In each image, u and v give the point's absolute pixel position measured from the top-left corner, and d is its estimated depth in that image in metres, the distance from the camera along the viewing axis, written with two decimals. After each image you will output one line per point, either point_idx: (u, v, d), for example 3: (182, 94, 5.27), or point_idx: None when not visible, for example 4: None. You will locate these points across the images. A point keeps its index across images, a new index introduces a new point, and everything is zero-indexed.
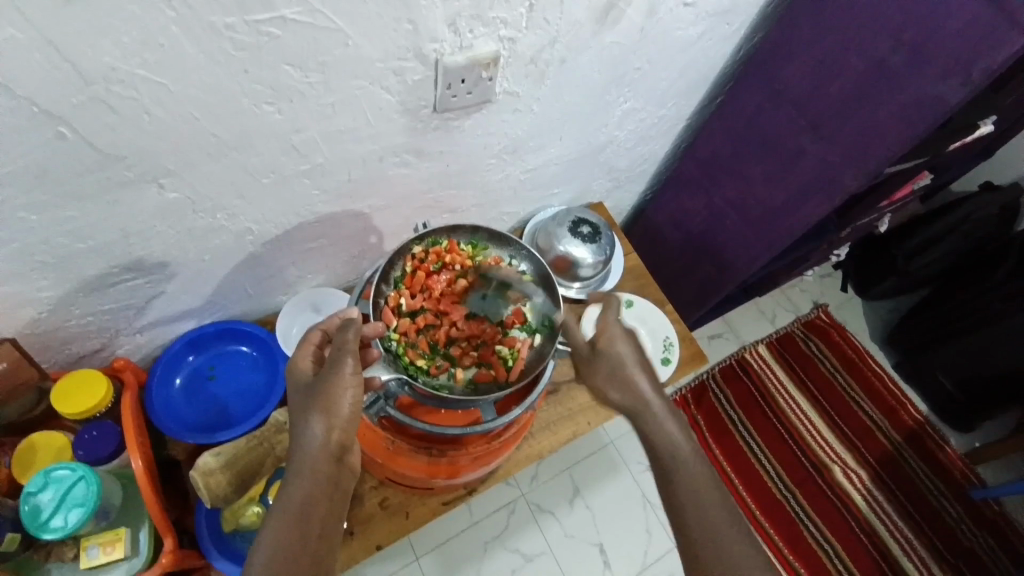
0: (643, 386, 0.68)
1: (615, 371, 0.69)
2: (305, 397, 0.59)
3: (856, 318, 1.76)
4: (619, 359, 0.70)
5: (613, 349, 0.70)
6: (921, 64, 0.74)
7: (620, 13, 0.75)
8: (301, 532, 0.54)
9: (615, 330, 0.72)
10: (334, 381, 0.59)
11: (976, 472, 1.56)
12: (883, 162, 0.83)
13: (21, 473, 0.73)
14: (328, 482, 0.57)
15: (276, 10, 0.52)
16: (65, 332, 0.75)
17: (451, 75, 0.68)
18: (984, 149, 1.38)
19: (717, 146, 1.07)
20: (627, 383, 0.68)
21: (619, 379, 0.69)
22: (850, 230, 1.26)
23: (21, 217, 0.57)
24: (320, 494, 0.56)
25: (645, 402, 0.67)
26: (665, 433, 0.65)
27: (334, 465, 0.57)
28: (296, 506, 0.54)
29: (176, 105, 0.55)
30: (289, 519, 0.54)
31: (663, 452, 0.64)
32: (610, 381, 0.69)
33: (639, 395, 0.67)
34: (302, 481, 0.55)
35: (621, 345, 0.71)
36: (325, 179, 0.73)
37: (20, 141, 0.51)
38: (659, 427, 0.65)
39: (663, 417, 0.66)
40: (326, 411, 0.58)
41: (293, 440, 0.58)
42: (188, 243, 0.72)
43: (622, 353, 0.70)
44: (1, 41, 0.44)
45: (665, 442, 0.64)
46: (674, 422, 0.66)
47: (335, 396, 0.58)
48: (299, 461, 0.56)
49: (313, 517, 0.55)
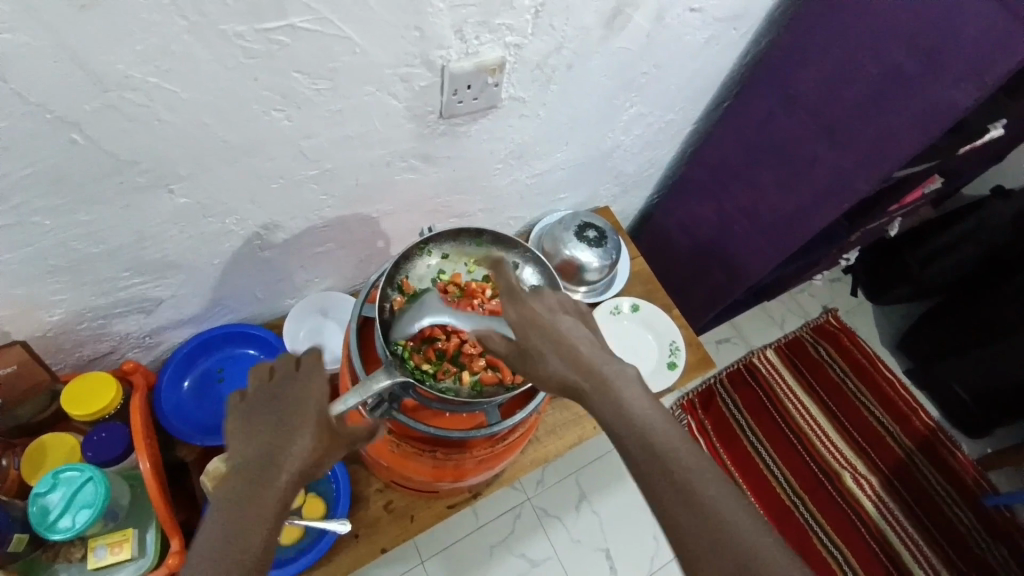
0: (587, 352, 0.56)
1: (552, 340, 0.56)
2: (267, 401, 0.54)
3: (866, 323, 1.74)
4: (542, 329, 0.57)
5: (548, 320, 0.58)
6: (935, 71, 0.74)
7: (627, 18, 0.76)
8: (242, 545, 0.48)
9: (548, 302, 0.59)
10: (302, 388, 0.54)
11: (987, 479, 1.54)
12: (895, 167, 0.82)
13: (31, 474, 0.74)
14: (288, 492, 0.51)
15: (287, 18, 0.52)
16: (78, 335, 0.76)
17: (458, 81, 0.69)
18: (997, 152, 1.37)
19: (725, 151, 1.06)
20: (570, 352, 0.56)
21: (560, 350, 0.56)
22: (860, 234, 1.26)
23: (35, 222, 0.58)
24: (276, 505, 0.50)
25: (592, 371, 0.54)
26: (616, 403, 0.53)
27: (296, 476, 0.51)
28: (244, 517, 0.49)
29: (187, 111, 0.56)
30: (230, 529, 0.48)
31: (615, 426, 0.52)
32: (550, 355, 0.56)
33: (583, 361, 0.55)
34: (257, 488, 0.49)
35: (551, 316, 0.58)
36: (333, 184, 0.74)
37: (34, 148, 0.52)
38: (609, 398, 0.53)
39: (614, 379, 0.54)
40: (290, 418, 0.53)
41: (245, 444, 0.52)
42: (199, 247, 0.73)
43: (555, 322, 0.57)
44: (15, 48, 0.45)
45: (619, 414, 0.52)
46: (629, 388, 0.54)
47: (300, 402, 0.54)
48: (250, 466, 0.50)
49: (262, 530, 0.49)
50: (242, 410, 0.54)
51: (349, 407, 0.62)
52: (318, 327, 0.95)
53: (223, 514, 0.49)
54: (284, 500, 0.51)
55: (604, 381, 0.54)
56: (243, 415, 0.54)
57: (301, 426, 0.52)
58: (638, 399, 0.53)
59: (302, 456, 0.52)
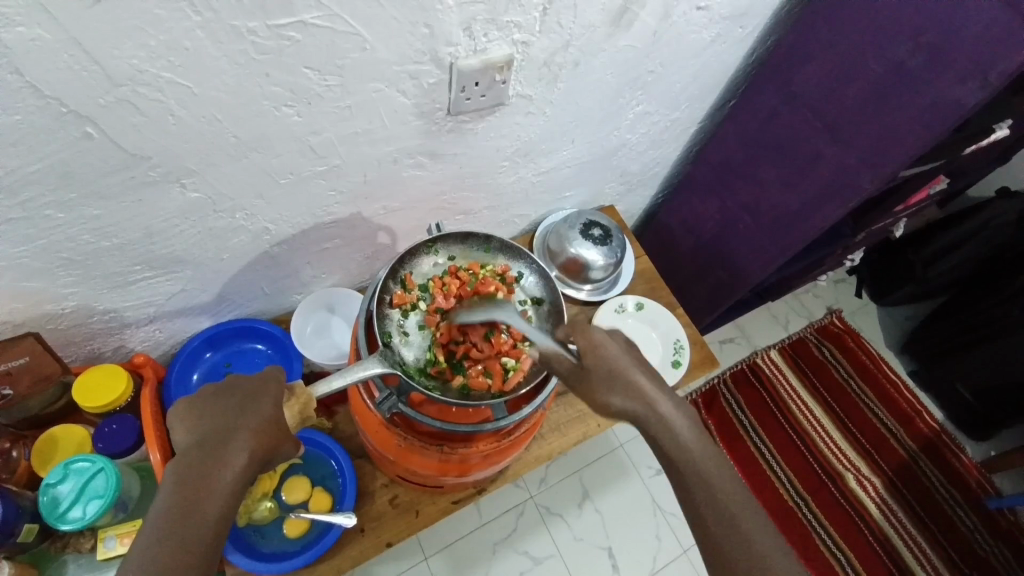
0: (646, 386, 0.62)
1: (614, 374, 0.61)
2: (224, 390, 0.58)
3: (871, 324, 1.74)
4: (613, 364, 0.62)
5: (603, 356, 0.62)
6: (938, 67, 0.74)
7: (633, 16, 0.76)
8: (196, 515, 0.51)
9: (598, 334, 0.64)
10: (258, 382, 0.59)
11: (991, 481, 1.53)
12: (900, 166, 0.83)
13: (41, 465, 0.75)
14: (245, 471, 0.54)
15: (296, 14, 0.53)
16: (87, 328, 0.77)
17: (465, 78, 0.69)
18: (1002, 153, 1.36)
19: (729, 150, 1.07)
20: (630, 387, 0.61)
21: (621, 383, 0.61)
22: (865, 234, 1.26)
23: (48, 215, 0.59)
24: (231, 482, 0.53)
25: (651, 406, 0.61)
26: (674, 435, 0.61)
27: (254, 458, 0.55)
28: (176, 492, 0.51)
29: (198, 107, 0.57)
30: (186, 500, 0.51)
31: (676, 452, 0.61)
32: (617, 394, 0.61)
33: (643, 396, 0.62)
34: (214, 464, 0.53)
35: (610, 349, 0.63)
36: (340, 180, 0.75)
37: (48, 141, 0.53)
38: (669, 430, 0.61)
39: (670, 416, 0.62)
40: (245, 404, 0.57)
41: (200, 426, 0.55)
42: (208, 242, 0.74)
43: (613, 358, 0.62)
44: (29, 41, 0.45)
45: (678, 443, 0.61)
46: (682, 420, 0.62)
47: (254, 392, 0.58)
48: (202, 444, 0.54)
49: (217, 503, 0.52)
50: (198, 398, 0.58)
51: (334, 389, 0.59)
52: (324, 323, 0.96)
53: (172, 486, 0.51)
54: (241, 479, 0.54)
55: (659, 416, 0.62)
56: (200, 402, 0.57)
57: (254, 409, 0.56)
58: (689, 429, 0.62)
59: (258, 439, 0.55)
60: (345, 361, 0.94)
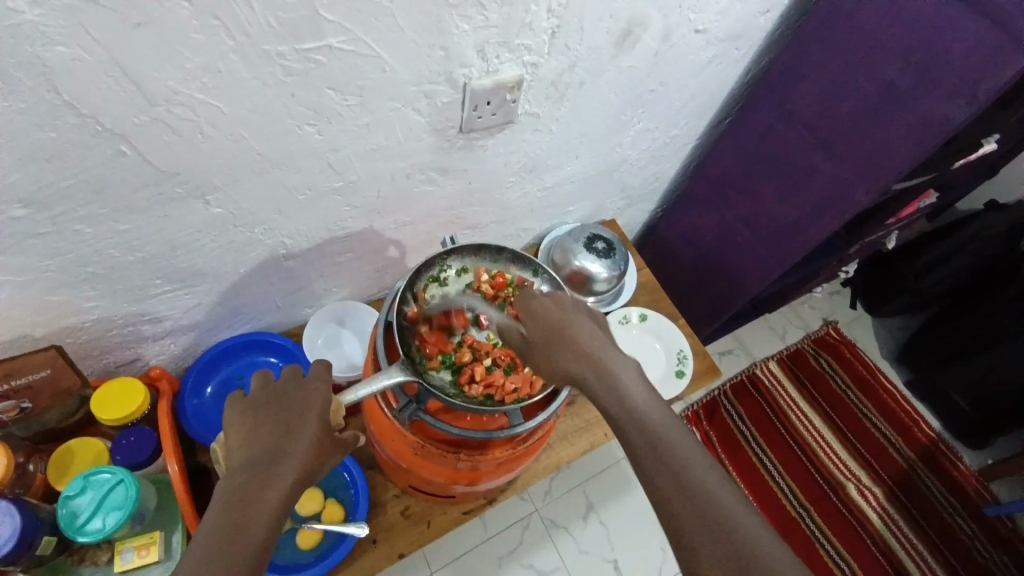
0: (586, 341, 0.59)
1: (553, 334, 0.60)
2: (272, 409, 0.62)
3: (866, 335, 1.77)
4: (558, 326, 0.61)
5: (546, 322, 0.61)
6: (927, 87, 0.78)
7: (636, 39, 0.80)
8: (242, 536, 0.53)
9: (542, 302, 0.64)
10: (307, 400, 0.63)
11: (990, 490, 1.55)
12: (893, 179, 0.86)
13: (58, 479, 0.76)
14: (289, 494, 0.57)
15: (324, 39, 0.56)
16: (106, 341, 0.78)
17: (478, 97, 0.72)
18: (991, 166, 1.41)
19: (727, 166, 1.10)
20: (569, 343, 0.59)
21: (560, 343, 0.60)
22: (858, 247, 1.29)
23: (77, 229, 0.61)
24: (276, 506, 0.55)
25: (590, 357, 0.58)
26: (615, 389, 0.56)
27: (298, 482, 0.58)
28: (230, 509, 0.54)
29: (228, 126, 0.59)
30: (235, 519, 0.53)
31: (615, 409, 0.55)
32: (560, 356, 0.59)
33: (583, 350, 0.59)
34: (262, 487, 0.55)
35: (555, 312, 0.62)
36: (356, 195, 0.77)
37: (83, 157, 0.55)
38: (609, 382, 0.56)
39: (615, 369, 0.57)
40: (291, 424, 0.60)
41: (250, 446, 0.58)
42: (227, 255, 0.75)
43: (554, 316, 0.62)
44: (72, 61, 0.48)
45: (615, 398, 0.55)
46: (629, 372, 0.57)
47: (301, 413, 0.62)
48: (251, 463, 0.57)
49: (261, 526, 0.54)
50: (246, 415, 0.61)
51: (359, 398, 0.64)
52: (335, 336, 0.97)
53: (224, 504, 0.54)
54: (284, 502, 0.56)
55: (603, 372, 0.57)
56: (249, 420, 0.61)
57: (300, 429, 0.60)
58: (636, 385, 0.56)
59: (303, 462, 0.58)
60: (357, 373, 0.95)
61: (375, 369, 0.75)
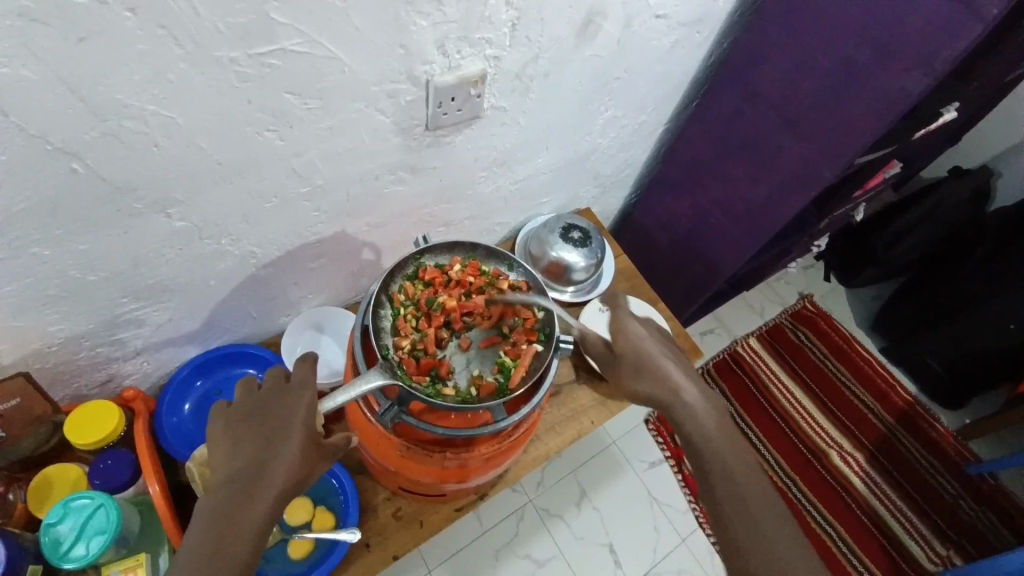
0: (671, 375, 0.70)
1: (641, 364, 0.71)
2: (255, 419, 0.61)
3: (842, 306, 1.80)
4: (642, 351, 0.72)
5: (635, 344, 0.73)
6: (884, 61, 0.79)
7: (598, 27, 0.79)
8: (225, 554, 0.52)
9: (632, 326, 0.74)
10: (291, 408, 0.62)
11: (967, 448, 1.60)
12: (857, 153, 0.87)
13: (37, 508, 0.74)
14: (273, 508, 0.56)
15: (277, 42, 0.55)
16: (76, 364, 0.76)
17: (441, 94, 0.71)
18: (952, 134, 1.44)
19: (696, 149, 1.12)
20: (657, 376, 0.70)
21: (647, 373, 0.70)
22: (828, 221, 1.32)
23: (34, 252, 0.59)
24: (262, 521, 0.55)
25: (676, 391, 0.68)
26: (696, 419, 0.66)
27: (282, 495, 0.57)
28: (214, 526, 0.53)
29: (184, 136, 0.58)
30: (218, 536, 0.53)
31: (694, 434, 0.66)
32: (642, 378, 0.70)
33: (668, 384, 0.69)
34: (246, 502, 0.55)
35: (642, 339, 0.73)
36: (325, 200, 0.76)
37: (35, 178, 0.53)
38: (690, 413, 0.67)
39: (695, 403, 0.68)
40: (274, 436, 0.60)
41: (233, 460, 0.58)
42: (195, 268, 0.74)
43: (642, 348, 0.72)
44: (15, 81, 0.46)
45: (698, 430, 0.66)
46: (704, 405, 0.68)
47: (286, 424, 0.61)
48: (236, 478, 0.56)
49: (245, 541, 0.54)
50: (231, 427, 0.61)
51: (338, 405, 0.63)
52: (314, 343, 0.96)
53: (206, 521, 0.54)
54: (269, 516, 0.56)
55: (686, 402, 0.68)
56: (233, 431, 0.60)
57: (284, 440, 0.60)
58: (711, 418, 0.67)
59: (288, 475, 0.58)
60: (339, 379, 0.95)
61: (354, 374, 0.75)
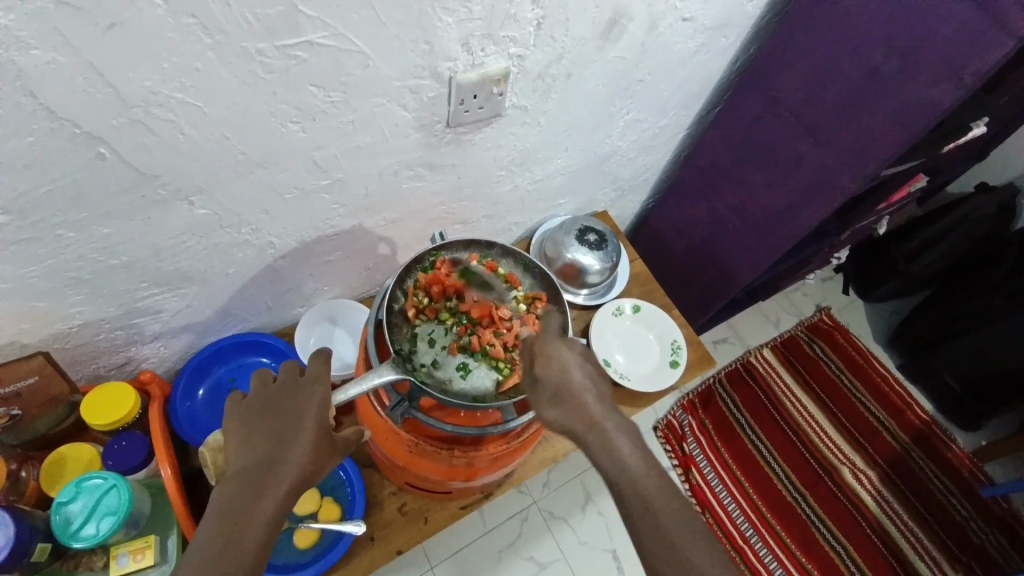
0: (591, 403, 0.62)
1: (562, 389, 0.63)
2: (269, 414, 0.61)
3: (859, 320, 1.77)
4: (562, 378, 0.64)
5: (556, 370, 0.64)
6: (913, 70, 0.77)
7: (622, 29, 0.79)
8: (236, 545, 0.53)
9: (557, 348, 0.66)
10: (304, 403, 0.63)
11: (983, 470, 1.57)
12: (881, 164, 0.86)
13: (51, 486, 0.75)
14: (284, 501, 0.56)
15: (304, 35, 0.55)
16: (94, 346, 0.77)
17: (464, 91, 0.71)
18: (980, 150, 1.41)
19: (717, 154, 1.10)
20: (574, 402, 0.62)
21: (567, 399, 0.63)
22: (849, 232, 1.30)
23: (59, 235, 0.60)
24: (271, 515, 0.55)
25: (591, 424, 0.61)
26: (612, 452, 0.60)
27: (293, 489, 0.57)
28: (226, 517, 0.54)
29: (208, 126, 0.58)
30: (230, 528, 0.53)
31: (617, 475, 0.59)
32: (556, 405, 0.62)
33: (588, 414, 0.62)
34: (256, 495, 0.55)
35: (565, 362, 0.65)
36: (344, 194, 0.77)
37: (60, 161, 0.54)
38: (606, 446, 0.60)
39: (615, 437, 0.60)
40: (286, 430, 0.60)
41: (246, 455, 0.58)
42: (214, 257, 0.75)
43: (567, 371, 0.64)
44: (45, 65, 0.47)
45: (616, 464, 0.59)
46: (622, 436, 0.61)
47: (299, 418, 0.61)
48: (247, 471, 0.56)
49: (256, 533, 0.54)
50: (246, 422, 0.61)
51: (350, 397, 0.65)
52: (327, 335, 0.97)
53: (218, 512, 0.54)
54: (280, 509, 0.56)
55: (602, 435, 0.61)
56: (247, 426, 0.61)
57: (296, 435, 0.60)
58: (629, 447, 0.60)
59: (299, 469, 0.58)
60: (350, 372, 0.95)
61: (366, 368, 0.75)
